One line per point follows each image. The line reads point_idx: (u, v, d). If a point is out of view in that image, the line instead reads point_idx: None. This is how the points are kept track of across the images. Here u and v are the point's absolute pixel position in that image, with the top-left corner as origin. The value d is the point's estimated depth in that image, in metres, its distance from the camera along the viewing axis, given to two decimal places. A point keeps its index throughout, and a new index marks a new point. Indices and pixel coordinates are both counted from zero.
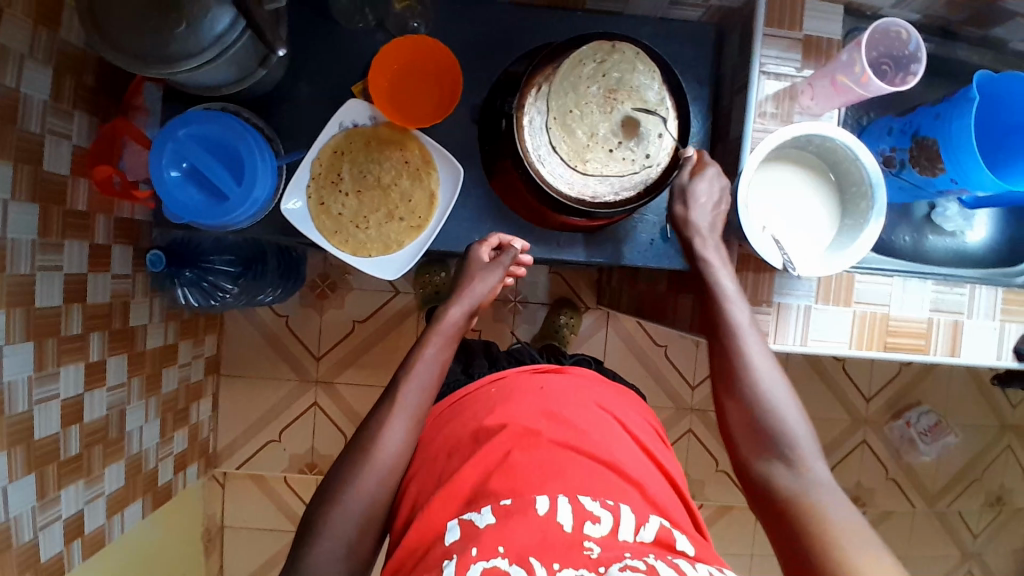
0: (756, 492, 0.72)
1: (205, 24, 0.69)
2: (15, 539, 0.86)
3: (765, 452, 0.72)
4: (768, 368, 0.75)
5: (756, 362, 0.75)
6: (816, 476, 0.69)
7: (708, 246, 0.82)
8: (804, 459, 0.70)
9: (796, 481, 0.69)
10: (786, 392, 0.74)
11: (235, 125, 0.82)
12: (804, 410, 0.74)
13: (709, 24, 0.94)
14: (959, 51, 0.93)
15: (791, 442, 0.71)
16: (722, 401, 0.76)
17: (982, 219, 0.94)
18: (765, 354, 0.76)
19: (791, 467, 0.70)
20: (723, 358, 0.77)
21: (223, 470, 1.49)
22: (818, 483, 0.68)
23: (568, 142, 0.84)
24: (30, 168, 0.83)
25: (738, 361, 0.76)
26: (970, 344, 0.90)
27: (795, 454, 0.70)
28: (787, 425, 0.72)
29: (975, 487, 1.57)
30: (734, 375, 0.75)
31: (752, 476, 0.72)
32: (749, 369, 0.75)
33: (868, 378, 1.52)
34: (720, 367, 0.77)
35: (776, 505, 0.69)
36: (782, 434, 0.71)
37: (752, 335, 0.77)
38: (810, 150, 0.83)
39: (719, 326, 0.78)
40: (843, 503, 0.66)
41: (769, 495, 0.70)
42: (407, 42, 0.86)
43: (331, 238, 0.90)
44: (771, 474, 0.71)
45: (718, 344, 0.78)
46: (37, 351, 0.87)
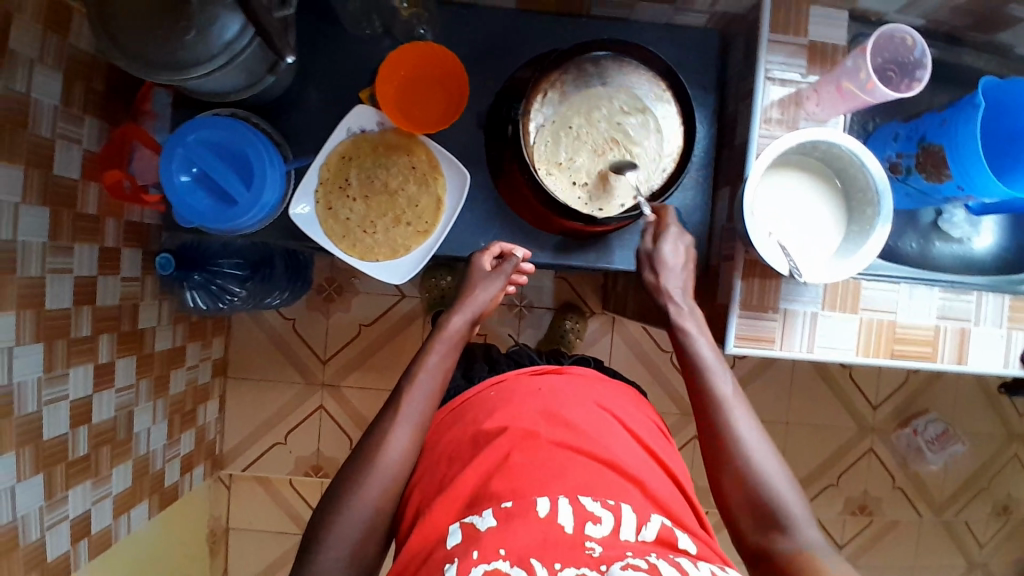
0: (756, 562, 0.71)
1: (215, 31, 0.70)
2: (22, 538, 0.87)
3: (761, 523, 0.71)
4: (755, 437, 0.75)
5: (743, 434, 0.75)
6: (814, 544, 0.69)
7: (685, 315, 0.84)
8: (799, 527, 0.70)
9: (794, 549, 0.68)
10: (775, 460, 0.74)
11: (244, 130, 0.83)
12: (794, 477, 0.74)
13: (714, 30, 0.94)
14: (965, 56, 0.92)
15: (786, 511, 0.71)
16: (713, 472, 0.76)
17: (988, 226, 0.93)
18: (751, 424, 0.76)
19: (789, 538, 0.69)
20: (710, 429, 0.76)
21: (229, 472, 1.50)
22: (818, 550, 0.68)
23: (550, 144, 0.85)
24: (41, 172, 0.84)
25: (727, 433, 0.75)
26: (977, 352, 0.89)
27: (791, 523, 0.70)
28: (780, 495, 0.71)
29: (983, 496, 1.56)
30: (723, 448, 0.75)
31: (750, 544, 0.72)
32: (738, 441, 0.74)
33: (874, 385, 1.51)
34: (707, 439, 0.77)
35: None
36: (776, 505, 0.71)
37: (738, 406, 0.77)
38: (815, 156, 0.83)
39: (704, 397, 0.78)
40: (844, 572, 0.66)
41: (771, 567, 0.69)
42: (414, 49, 0.87)
43: (339, 243, 0.90)
44: (770, 543, 0.70)
45: (705, 415, 0.77)
46: (46, 352, 0.88)
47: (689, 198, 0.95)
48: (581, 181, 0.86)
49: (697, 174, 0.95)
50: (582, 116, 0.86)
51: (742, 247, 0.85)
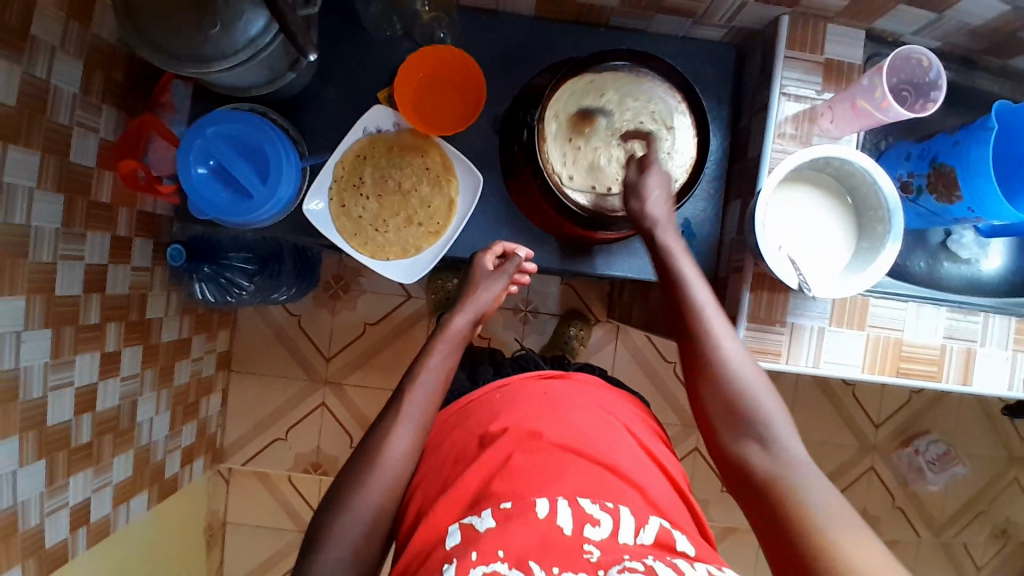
0: (733, 473, 0.71)
1: (239, 27, 0.71)
2: (22, 523, 0.87)
3: (738, 434, 0.71)
4: (733, 347, 0.75)
5: (722, 345, 0.75)
6: (791, 453, 0.68)
7: (666, 232, 0.83)
8: (777, 437, 0.70)
9: (770, 459, 0.69)
10: (754, 372, 0.74)
11: (261, 125, 0.84)
12: (773, 386, 0.74)
13: (730, 44, 0.95)
14: (978, 80, 0.93)
15: (764, 421, 0.71)
16: (694, 387, 0.76)
17: (996, 249, 0.93)
18: (730, 336, 0.76)
19: (763, 445, 0.70)
20: (690, 342, 0.77)
21: (228, 466, 1.50)
22: (795, 460, 0.68)
23: (566, 113, 0.86)
24: (56, 158, 0.85)
25: (706, 346, 0.75)
26: (982, 373, 0.90)
27: (769, 434, 0.70)
28: (758, 405, 0.72)
29: (982, 519, 1.56)
30: (703, 362, 0.75)
31: (728, 457, 0.72)
32: (717, 353, 0.75)
33: (877, 403, 1.51)
34: (688, 354, 0.77)
35: (753, 482, 0.68)
36: (753, 413, 0.71)
37: (718, 319, 0.77)
38: (828, 172, 0.84)
39: (685, 312, 0.78)
40: (819, 479, 0.66)
41: (744, 474, 0.70)
42: (433, 52, 0.87)
43: (351, 240, 0.91)
44: (746, 454, 0.70)
45: (685, 330, 0.78)
46: (55, 338, 0.89)
47: (700, 209, 0.96)
48: (565, 160, 0.86)
49: (708, 186, 0.96)
50: (615, 115, 0.87)
51: (751, 260, 0.86)
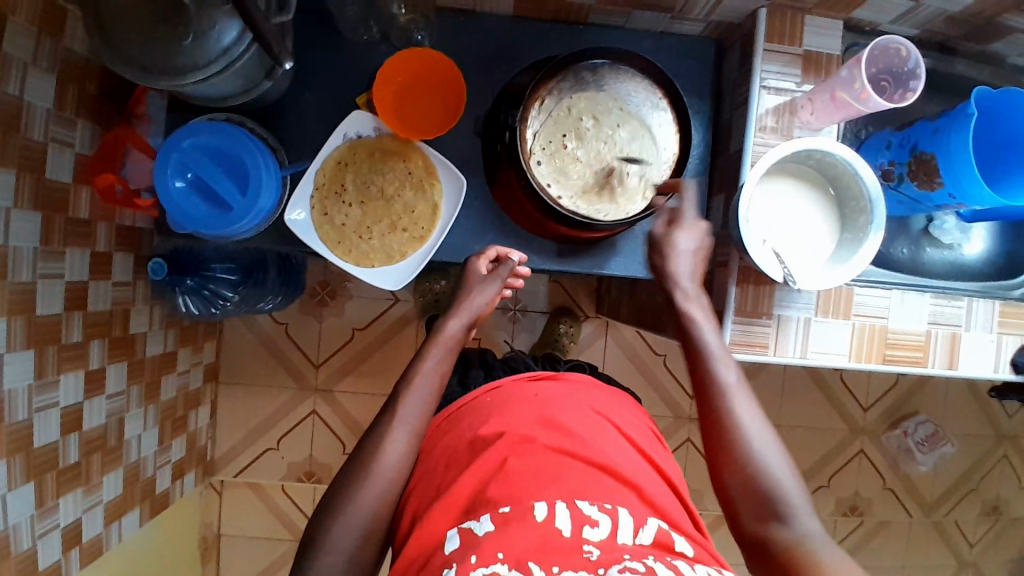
0: (754, 552, 0.71)
1: (212, 36, 0.70)
2: (14, 547, 0.86)
3: (758, 511, 0.71)
4: (754, 423, 0.75)
5: (744, 419, 0.75)
6: (812, 532, 0.68)
7: (690, 299, 0.83)
8: (798, 516, 0.69)
9: (793, 538, 0.68)
10: (776, 449, 0.73)
11: (239, 136, 0.83)
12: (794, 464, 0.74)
13: (710, 38, 0.95)
14: (956, 66, 0.94)
15: (785, 498, 0.70)
16: (713, 460, 0.75)
17: (978, 233, 0.95)
18: (752, 410, 0.76)
19: (786, 524, 0.69)
20: (710, 413, 0.76)
21: (220, 478, 1.48)
22: (815, 539, 0.68)
23: (566, 104, 0.87)
24: (33, 176, 0.83)
25: (727, 419, 0.75)
26: (967, 357, 0.91)
27: (791, 511, 0.69)
28: (779, 482, 0.71)
29: (972, 497, 1.58)
30: (722, 435, 0.75)
31: (748, 535, 0.71)
32: (738, 425, 0.74)
33: (866, 388, 1.53)
34: (707, 426, 0.77)
35: (777, 564, 0.68)
36: (774, 489, 0.71)
37: (740, 393, 0.77)
38: (809, 164, 0.84)
39: (705, 383, 0.78)
40: (842, 560, 0.66)
41: (767, 554, 0.69)
42: (413, 55, 0.87)
43: (334, 248, 0.90)
44: (768, 532, 0.70)
45: (705, 402, 0.77)
46: (37, 359, 0.87)
47: None
48: (546, 147, 0.86)
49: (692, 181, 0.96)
50: (617, 124, 0.87)
51: (737, 254, 0.86)
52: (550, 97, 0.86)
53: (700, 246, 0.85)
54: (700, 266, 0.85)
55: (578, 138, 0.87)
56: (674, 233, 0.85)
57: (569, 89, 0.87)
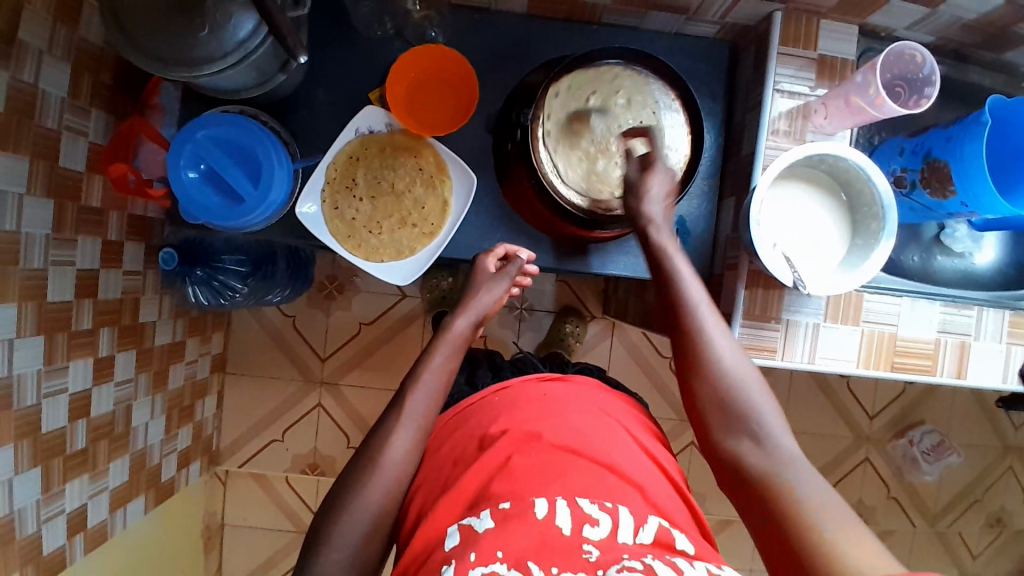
0: (724, 467, 0.72)
1: (228, 29, 0.70)
2: (18, 531, 0.87)
3: (727, 427, 0.72)
4: (727, 346, 0.75)
5: (714, 341, 0.75)
6: (784, 450, 0.69)
7: (661, 233, 0.82)
8: (767, 431, 0.70)
9: (760, 453, 0.69)
10: (747, 368, 0.74)
11: (252, 128, 0.83)
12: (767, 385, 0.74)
13: (723, 40, 0.95)
14: (971, 74, 0.93)
15: (754, 415, 0.71)
16: (686, 382, 0.76)
17: (990, 242, 0.94)
18: (721, 332, 0.76)
19: (757, 442, 0.70)
20: (681, 336, 0.77)
21: (225, 468, 1.49)
22: (783, 454, 0.68)
23: (583, 89, 0.86)
24: (46, 164, 0.84)
25: (697, 342, 0.75)
26: (976, 367, 0.90)
27: (759, 428, 0.70)
28: (749, 400, 0.72)
29: (976, 508, 1.57)
30: (693, 357, 0.75)
31: (719, 451, 0.72)
32: (708, 348, 0.75)
33: (871, 396, 1.52)
34: (680, 349, 0.77)
35: (746, 481, 0.68)
36: (744, 406, 0.72)
37: (710, 316, 0.77)
38: (822, 169, 0.84)
39: (677, 308, 0.78)
40: (810, 472, 0.66)
41: (738, 471, 0.70)
42: (425, 52, 0.87)
43: (344, 242, 0.90)
44: (739, 450, 0.70)
45: (676, 326, 0.78)
46: (47, 345, 0.88)
47: (694, 207, 0.96)
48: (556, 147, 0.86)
49: (703, 183, 0.96)
50: (632, 120, 0.86)
51: (747, 257, 0.86)
52: (570, 80, 0.86)
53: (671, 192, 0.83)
54: (670, 210, 0.83)
55: (587, 128, 0.87)
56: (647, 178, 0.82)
57: (591, 76, 0.87)
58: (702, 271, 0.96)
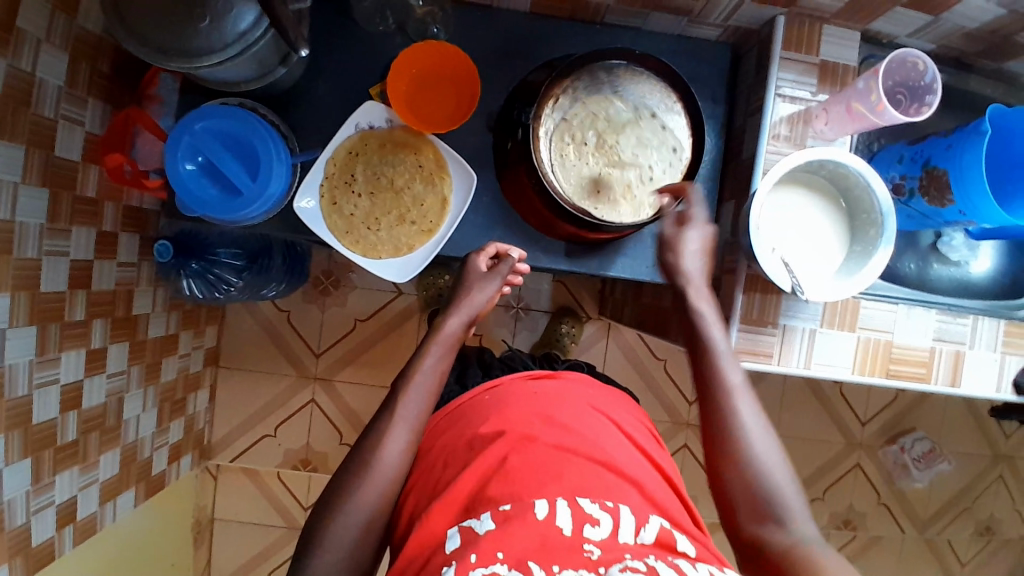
0: (747, 553, 0.71)
1: (229, 20, 0.70)
2: (7, 523, 0.86)
3: (755, 512, 0.71)
4: (758, 428, 0.75)
5: (747, 420, 0.75)
6: (810, 539, 0.68)
7: (700, 295, 0.83)
8: (795, 520, 0.69)
9: (787, 540, 0.68)
10: (777, 453, 0.74)
11: (250, 120, 0.83)
12: (795, 474, 0.74)
13: (726, 44, 0.95)
14: (972, 83, 0.94)
15: (782, 501, 0.71)
16: (712, 459, 0.75)
17: (986, 251, 0.94)
18: (756, 414, 0.76)
19: (783, 526, 0.69)
20: (712, 411, 0.77)
21: (217, 462, 1.49)
22: (812, 543, 0.68)
23: (604, 100, 0.87)
24: (42, 153, 0.83)
25: (731, 420, 0.75)
26: (970, 374, 0.91)
27: (787, 515, 0.70)
28: (777, 487, 0.71)
29: (966, 515, 1.58)
30: (721, 433, 0.75)
31: (743, 534, 0.71)
32: (739, 427, 0.74)
33: (865, 402, 1.53)
34: (709, 426, 0.77)
35: (773, 567, 0.67)
36: (776, 495, 0.71)
37: (744, 395, 0.77)
38: (821, 175, 0.84)
39: (709, 382, 0.78)
40: (837, 560, 0.65)
41: (762, 556, 0.69)
42: (430, 48, 0.86)
43: (342, 238, 0.90)
44: (765, 534, 0.70)
45: (708, 402, 0.77)
46: (39, 336, 0.87)
47: None
48: (559, 148, 0.86)
49: (703, 187, 0.96)
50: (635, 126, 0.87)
51: (745, 262, 0.86)
52: (590, 85, 0.87)
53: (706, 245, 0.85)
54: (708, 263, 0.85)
55: (591, 129, 0.87)
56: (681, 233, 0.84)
57: (598, 74, 0.87)
58: None
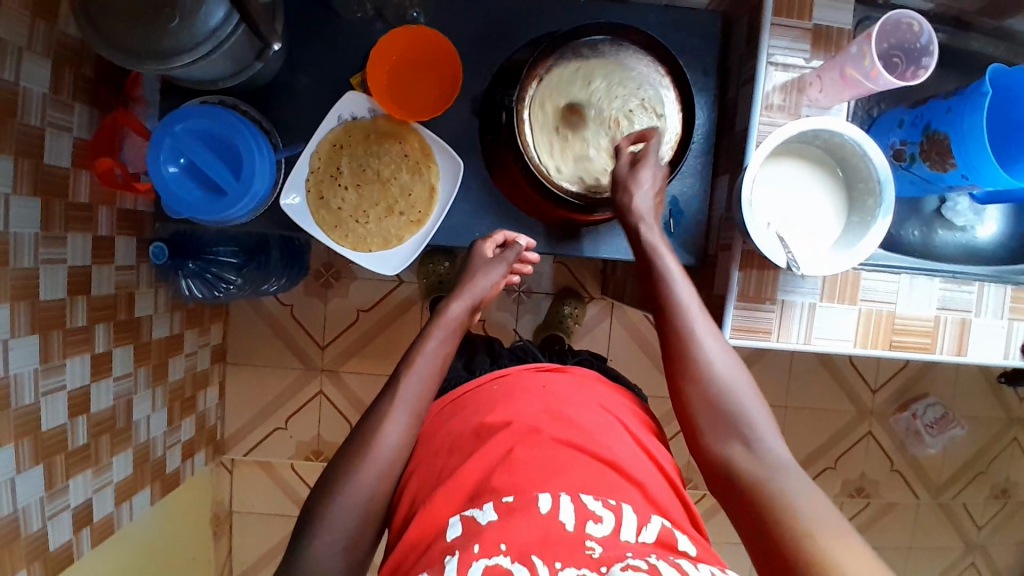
0: (714, 472, 0.71)
1: (199, 18, 0.68)
2: (24, 528, 0.88)
3: (719, 431, 0.71)
4: (716, 348, 0.74)
5: (705, 341, 0.74)
6: (773, 453, 0.68)
7: (652, 231, 0.81)
8: (758, 436, 0.69)
9: (753, 456, 0.68)
10: (737, 370, 0.74)
11: (230, 118, 0.81)
12: (757, 390, 0.74)
13: (716, 12, 0.92)
14: (972, 41, 0.90)
15: (745, 419, 0.71)
16: (673, 382, 0.75)
17: (992, 215, 0.91)
18: (714, 335, 0.75)
19: (747, 444, 0.69)
20: (672, 338, 0.76)
21: (231, 457, 1.51)
22: (774, 458, 0.68)
23: (593, 74, 0.85)
24: (31, 162, 0.83)
25: (689, 343, 0.74)
26: (977, 342, 0.89)
27: (750, 431, 0.70)
28: (742, 406, 0.71)
29: (981, 480, 1.57)
30: (681, 357, 0.74)
31: (709, 457, 0.71)
32: (696, 348, 0.74)
33: (874, 370, 1.51)
34: (670, 353, 0.76)
35: (738, 486, 0.68)
36: (738, 414, 0.71)
37: (701, 316, 0.76)
38: (817, 145, 0.81)
39: (666, 308, 0.77)
40: (801, 477, 0.66)
41: (728, 475, 0.69)
42: (406, 31, 0.84)
43: (331, 232, 0.89)
44: (730, 453, 0.70)
45: (668, 329, 0.76)
46: (42, 344, 0.88)
47: (688, 186, 0.93)
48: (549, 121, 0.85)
49: (696, 162, 0.93)
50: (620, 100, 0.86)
51: (740, 238, 0.84)
52: (591, 59, 0.85)
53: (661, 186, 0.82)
54: (660, 203, 0.83)
55: (577, 104, 0.85)
56: (638, 172, 0.81)
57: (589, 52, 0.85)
58: (696, 253, 0.94)
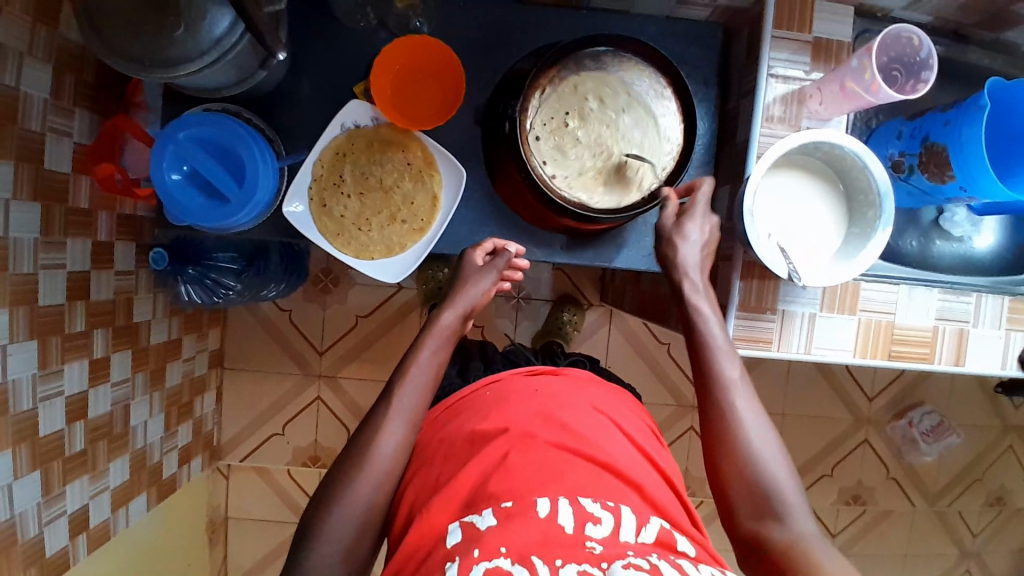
0: (746, 546, 0.70)
1: (203, 28, 0.68)
2: (21, 534, 0.87)
3: (754, 508, 0.70)
4: (754, 420, 0.74)
5: (744, 415, 0.73)
6: (807, 531, 0.68)
7: (697, 291, 0.81)
8: (793, 516, 0.69)
9: (787, 533, 0.68)
10: (775, 445, 0.73)
11: (232, 126, 0.82)
12: (792, 463, 0.73)
13: (717, 24, 0.93)
14: (970, 54, 0.91)
15: (780, 495, 0.70)
16: (708, 453, 0.75)
17: (989, 225, 0.92)
18: (753, 408, 0.74)
19: (781, 521, 0.68)
20: (710, 410, 0.75)
21: (227, 463, 1.50)
22: (810, 539, 0.67)
23: (595, 85, 0.86)
24: (31, 167, 0.83)
25: (727, 417, 0.74)
26: (975, 353, 0.89)
27: (784, 508, 0.69)
28: (777, 482, 0.70)
29: (975, 488, 1.58)
30: (718, 429, 0.74)
31: (742, 532, 0.71)
32: (734, 422, 0.73)
33: (870, 378, 1.52)
34: (707, 423, 0.75)
35: (772, 564, 0.67)
36: (773, 490, 0.70)
37: (740, 389, 0.75)
38: (817, 157, 0.82)
39: (705, 378, 0.76)
40: (836, 558, 0.65)
41: (762, 552, 0.68)
42: (407, 40, 0.84)
43: (334, 240, 0.89)
44: (764, 530, 0.69)
45: (706, 399, 0.76)
46: (41, 349, 0.88)
47: None
48: (552, 129, 0.85)
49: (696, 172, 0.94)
50: (620, 112, 0.86)
51: (741, 248, 0.85)
52: (595, 69, 0.86)
53: (710, 237, 0.84)
54: (708, 254, 0.84)
55: (578, 115, 0.85)
56: (686, 224, 0.83)
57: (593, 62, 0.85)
58: None
